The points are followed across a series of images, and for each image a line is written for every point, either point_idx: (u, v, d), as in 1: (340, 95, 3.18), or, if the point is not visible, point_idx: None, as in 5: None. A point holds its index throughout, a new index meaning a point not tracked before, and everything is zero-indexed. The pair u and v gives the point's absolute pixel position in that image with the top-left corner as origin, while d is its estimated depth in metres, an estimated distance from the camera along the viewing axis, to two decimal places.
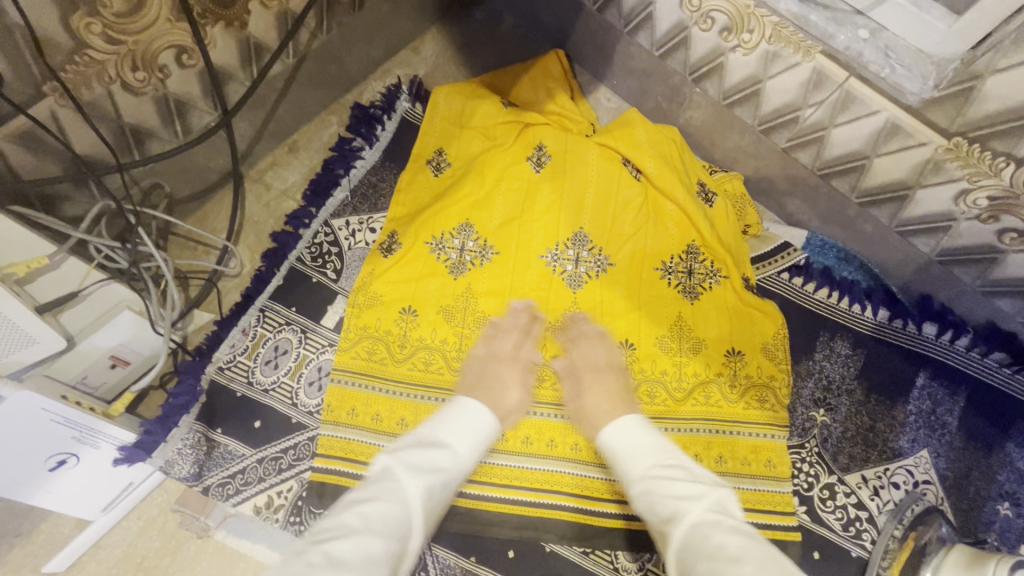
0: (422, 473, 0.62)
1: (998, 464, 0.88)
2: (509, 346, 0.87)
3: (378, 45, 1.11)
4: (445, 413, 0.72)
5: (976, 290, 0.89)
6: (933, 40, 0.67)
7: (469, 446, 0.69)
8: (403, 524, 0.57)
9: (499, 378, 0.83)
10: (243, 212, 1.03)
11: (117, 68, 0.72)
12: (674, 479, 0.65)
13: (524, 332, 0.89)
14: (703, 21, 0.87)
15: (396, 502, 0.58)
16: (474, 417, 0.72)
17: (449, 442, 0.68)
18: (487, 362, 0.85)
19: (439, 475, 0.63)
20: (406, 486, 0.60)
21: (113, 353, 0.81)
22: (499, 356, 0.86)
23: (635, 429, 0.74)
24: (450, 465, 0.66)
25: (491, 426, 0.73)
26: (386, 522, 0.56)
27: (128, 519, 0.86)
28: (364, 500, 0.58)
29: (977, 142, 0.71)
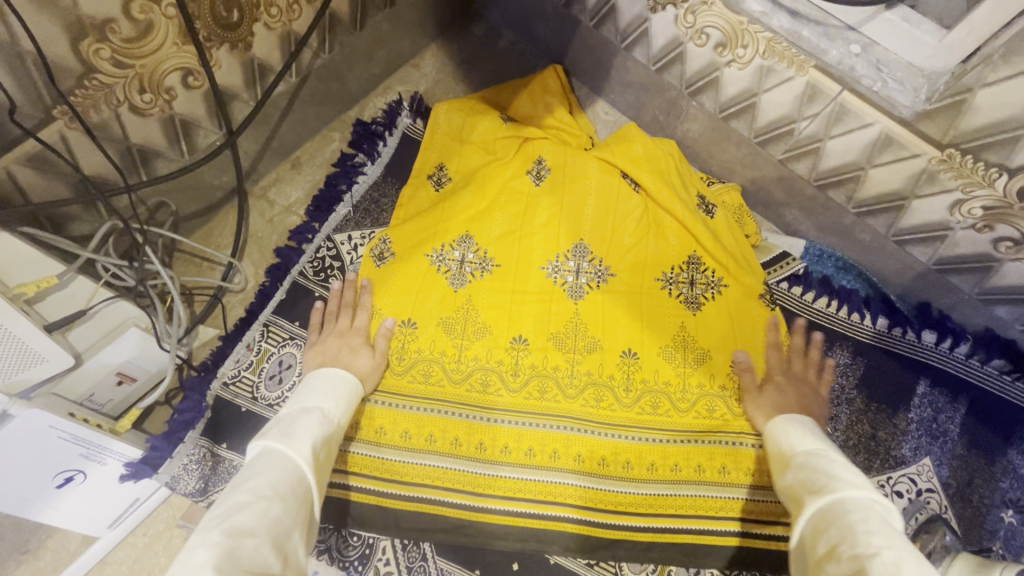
0: (307, 437, 0.63)
1: (1001, 471, 0.88)
2: (344, 321, 0.91)
3: (379, 63, 1.13)
4: (306, 386, 0.75)
5: (974, 298, 0.89)
6: (924, 53, 0.68)
7: (337, 404, 0.74)
8: (301, 483, 0.58)
9: (341, 353, 0.86)
10: (247, 228, 1.05)
11: (124, 91, 0.74)
12: (841, 466, 0.64)
13: (351, 306, 0.93)
14: (697, 37, 0.88)
15: (288, 466, 0.58)
16: (332, 382, 0.77)
17: (317, 408, 0.71)
18: (330, 341, 0.88)
19: (319, 431, 0.66)
20: (292, 451, 0.60)
21: (120, 370, 0.82)
22: (339, 333, 0.89)
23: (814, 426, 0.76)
24: (322, 422, 0.68)
25: (352, 384, 0.78)
26: (284, 485, 0.56)
27: (134, 535, 0.87)
28: (253, 474, 0.56)
29: (969, 154, 0.72)
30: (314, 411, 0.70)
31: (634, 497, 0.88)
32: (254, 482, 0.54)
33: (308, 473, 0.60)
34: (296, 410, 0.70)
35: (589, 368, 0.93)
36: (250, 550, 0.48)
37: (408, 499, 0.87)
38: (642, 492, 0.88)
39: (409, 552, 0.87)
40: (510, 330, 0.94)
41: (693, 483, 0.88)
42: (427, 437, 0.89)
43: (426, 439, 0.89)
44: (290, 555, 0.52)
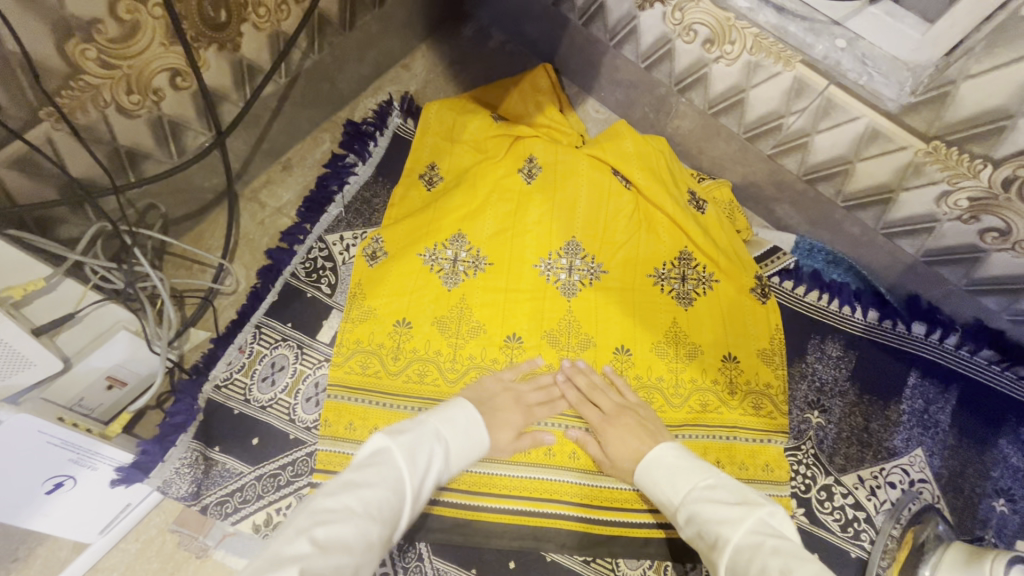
0: (421, 467, 0.60)
1: (991, 461, 0.89)
2: (517, 383, 0.87)
3: (369, 63, 1.13)
4: (446, 411, 0.70)
5: (962, 289, 0.90)
6: (908, 47, 0.70)
7: (460, 449, 0.67)
8: (401, 515, 0.55)
9: (504, 412, 0.82)
10: (238, 230, 1.04)
11: (112, 92, 0.73)
12: (721, 507, 0.61)
13: (522, 371, 0.89)
14: (686, 34, 0.89)
15: (402, 493, 0.56)
16: (471, 425, 0.70)
17: (443, 439, 0.65)
18: (503, 391, 0.84)
19: (435, 472, 0.62)
20: (405, 477, 0.57)
21: (109, 374, 0.81)
22: (514, 394, 0.85)
23: (673, 456, 0.72)
24: (441, 462, 0.63)
25: (485, 439, 0.70)
26: (390, 514, 0.53)
27: (126, 541, 0.86)
28: (361, 481, 0.54)
29: (955, 145, 0.73)
30: (439, 441, 0.65)
31: (631, 493, 0.88)
32: (365, 494, 0.53)
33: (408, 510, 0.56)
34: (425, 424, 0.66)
35: (584, 365, 0.93)
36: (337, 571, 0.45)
37: None
38: (638, 487, 0.88)
39: (405, 554, 0.86)
40: (505, 329, 0.94)
41: None
42: None
43: None
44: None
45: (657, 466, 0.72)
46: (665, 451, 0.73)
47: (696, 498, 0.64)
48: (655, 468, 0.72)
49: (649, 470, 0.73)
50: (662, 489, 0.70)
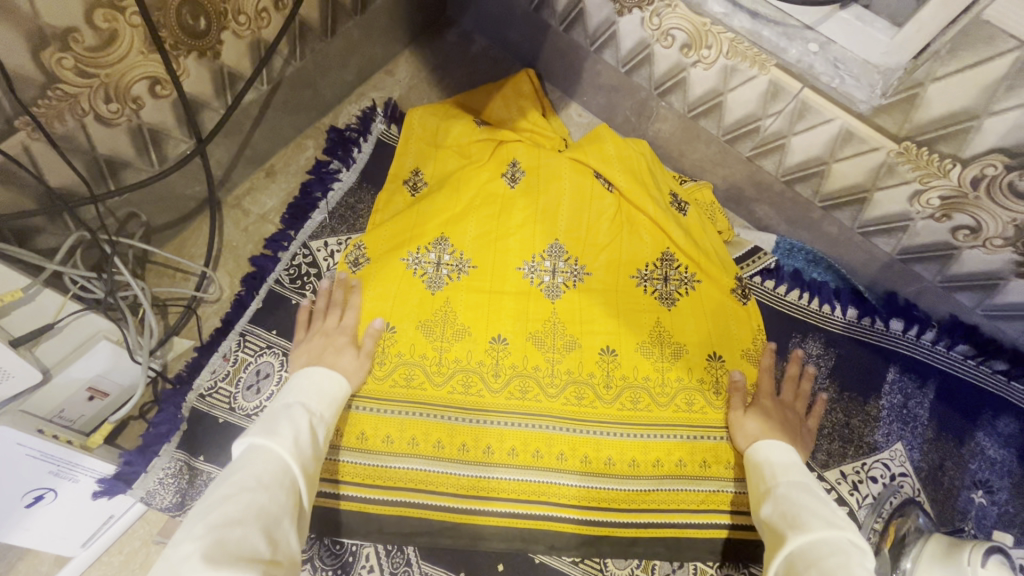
0: (287, 432, 0.67)
1: (969, 453, 0.90)
2: (331, 320, 0.91)
3: (352, 70, 1.13)
4: (294, 384, 0.78)
5: (937, 285, 0.92)
6: (878, 50, 0.70)
7: (322, 400, 0.77)
8: (284, 473, 0.62)
9: (330, 353, 0.86)
10: (221, 237, 1.04)
11: (90, 101, 0.73)
12: (820, 506, 0.68)
13: (339, 305, 0.93)
14: (664, 39, 0.90)
15: (273, 459, 0.63)
16: (322, 378, 0.80)
17: (297, 405, 0.73)
18: (313, 342, 0.88)
19: (303, 430, 0.69)
20: (274, 441, 0.65)
21: (91, 385, 0.80)
22: (323, 333, 0.89)
23: (793, 458, 0.80)
24: (307, 417, 0.72)
25: (344, 384, 0.82)
26: (268, 476, 0.60)
27: (109, 554, 0.84)
28: (237, 469, 0.60)
29: (925, 146, 0.74)
30: (297, 405, 0.73)
31: (617, 493, 0.88)
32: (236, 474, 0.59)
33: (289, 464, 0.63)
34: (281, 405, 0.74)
35: (569, 367, 0.94)
36: (240, 538, 0.52)
37: (392, 504, 0.86)
38: (625, 488, 0.88)
39: (393, 558, 0.87)
40: (490, 332, 0.95)
41: (675, 478, 0.89)
42: (410, 441, 0.89)
43: (409, 443, 0.89)
44: (280, 545, 0.55)
45: (773, 447, 0.82)
46: (785, 448, 0.82)
47: (800, 490, 0.73)
48: (772, 449, 0.81)
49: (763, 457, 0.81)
50: (772, 467, 0.79)
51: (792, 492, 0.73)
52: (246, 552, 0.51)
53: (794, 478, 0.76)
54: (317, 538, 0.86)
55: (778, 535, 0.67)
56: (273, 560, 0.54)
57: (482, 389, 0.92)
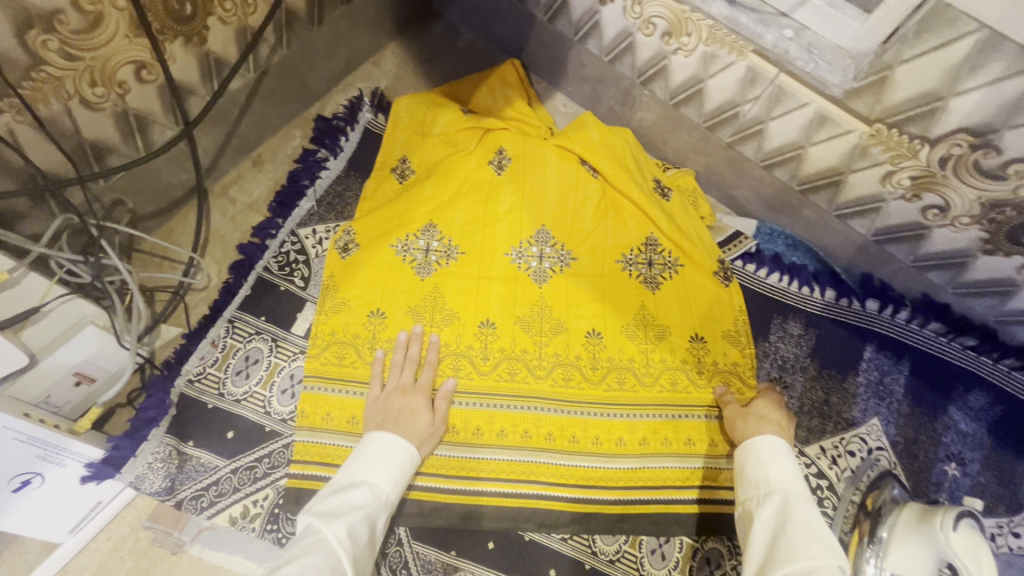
0: (340, 520, 0.65)
1: (942, 427, 0.94)
2: (407, 376, 0.88)
3: (339, 60, 1.14)
4: (361, 450, 0.76)
5: (909, 266, 0.96)
6: (849, 36, 0.73)
7: (389, 479, 0.73)
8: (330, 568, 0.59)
9: (406, 411, 0.83)
10: (208, 226, 1.04)
11: (75, 84, 0.73)
12: (814, 522, 0.65)
13: (416, 362, 0.89)
14: (645, 27, 0.93)
15: (323, 551, 0.61)
16: (395, 451, 0.76)
17: (360, 481, 0.72)
18: (386, 401, 0.84)
19: (360, 520, 0.66)
20: (328, 534, 0.63)
21: (77, 370, 0.80)
22: (396, 390, 0.86)
23: (791, 461, 0.76)
24: (368, 501, 0.69)
25: (413, 456, 0.77)
26: (313, 574, 0.57)
27: (97, 541, 0.84)
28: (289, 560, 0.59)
29: (895, 127, 0.77)
30: (362, 488, 0.71)
31: (605, 471, 0.90)
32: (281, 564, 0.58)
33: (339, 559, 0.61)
34: (347, 479, 0.72)
35: (557, 349, 0.95)
36: None
37: None
38: (613, 466, 0.90)
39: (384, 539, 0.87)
40: (478, 316, 0.96)
41: (661, 455, 0.91)
42: None
43: None
44: None
45: (772, 446, 0.78)
46: (778, 444, 0.78)
47: (799, 502, 0.69)
48: (768, 447, 0.77)
49: (756, 456, 0.78)
50: (768, 469, 0.75)
51: (787, 504, 0.70)
52: None
53: (793, 486, 0.72)
54: None
55: (768, 558, 0.65)
56: None
57: (472, 373, 0.93)
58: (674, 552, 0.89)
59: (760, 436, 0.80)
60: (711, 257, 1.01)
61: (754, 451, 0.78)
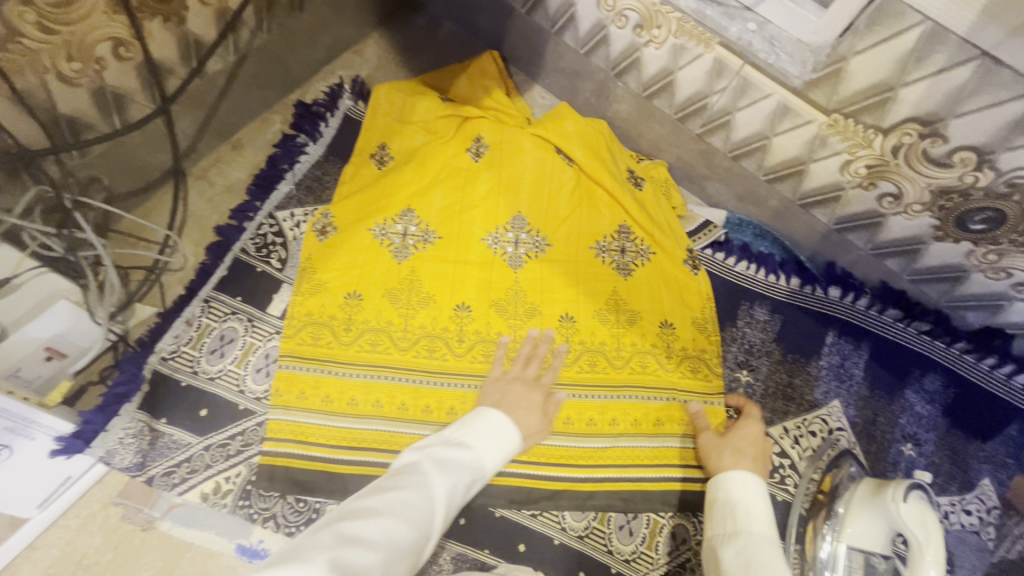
0: (447, 470, 0.61)
1: (899, 409, 0.98)
2: (530, 371, 0.87)
3: (320, 47, 1.15)
4: (474, 416, 0.70)
5: (868, 253, 1.00)
6: (809, 29, 0.75)
7: (495, 451, 0.67)
8: (423, 514, 0.55)
9: (526, 400, 0.81)
10: (185, 207, 1.04)
11: (52, 58, 0.73)
12: (776, 566, 0.65)
13: (540, 360, 0.90)
14: (618, 20, 0.96)
15: (423, 493, 0.57)
16: (502, 431, 0.69)
17: (470, 441, 0.66)
18: (507, 386, 0.83)
19: (462, 481, 0.61)
20: (433, 481, 0.58)
21: (49, 345, 0.80)
22: (520, 381, 0.85)
23: (760, 498, 0.76)
24: (472, 466, 0.64)
25: (513, 445, 0.69)
26: (408, 515, 0.54)
27: (66, 518, 0.84)
28: (391, 489, 0.56)
29: (851, 117, 0.81)
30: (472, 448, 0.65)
31: (575, 451, 0.92)
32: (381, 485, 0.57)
33: (436, 506, 0.57)
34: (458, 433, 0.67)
35: (531, 332, 0.97)
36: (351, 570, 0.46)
37: (355, 464, 0.88)
38: (584, 445, 0.92)
39: None
40: (454, 299, 0.98)
41: (631, 435, 0.93)
42: (375, 403, 0.91)
43: (374, 405, 0.91)
44: None
45: (741, 480, 0.78)
46: (752, 480, 0.78)
47: (764, 546, 0.69)
48: (737, 482, 0.77)
49: (727, 491, 0.78)
50: (736, 507, 0.75)
51: (750, 544, 0.70)
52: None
53: (761, 527, 0.72)
54: (280, 496, 0.86)
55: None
56: None
57: (447, 354, 0.95)
58: (641, 527, 0.91)
59: (732, 469, 0.80)
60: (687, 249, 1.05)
61: (725, 485, 0.78)
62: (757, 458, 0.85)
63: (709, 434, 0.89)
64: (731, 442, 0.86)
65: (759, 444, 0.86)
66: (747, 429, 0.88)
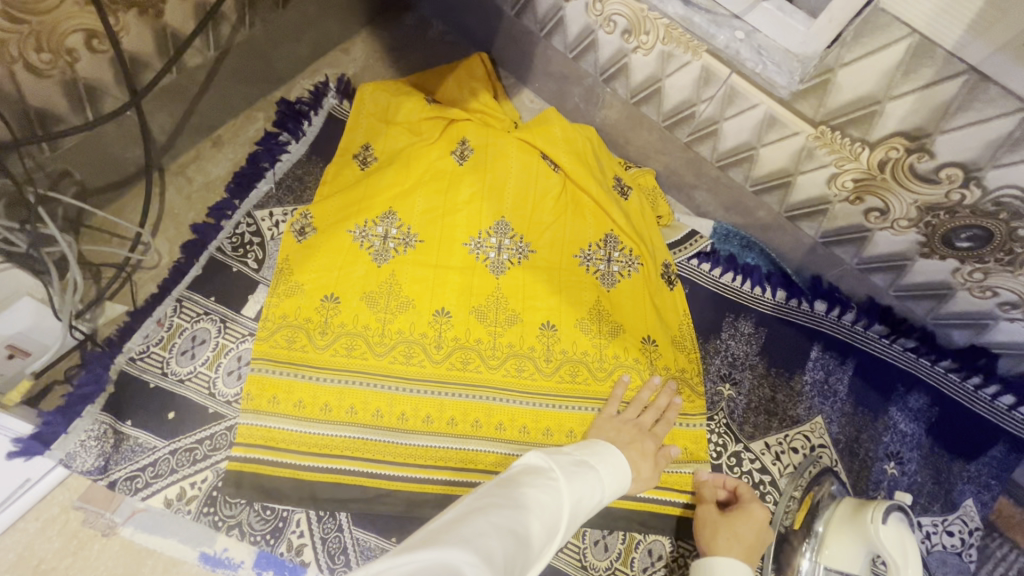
0: (573, 480, 0.64)
1: (883, 427, 0.96)
2: (647, 419, 0.89)
3: (306, 44, 1.13)
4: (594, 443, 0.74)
5: (854, 268, 0.99)
6: (796, 39, 0.73)
7: (612, 479, 0.70)
8: (550, 512, 0.57)
9: (638, 447, 0.83)
10: (162, 204, 1.02)
11: (19, 47, 0.71)
12: None
13: (658, 410, 0.90)
14: (606, 24, 0.94)
15: (549, 493, 0.59)
16: (617, 461, 0.72)
17: (591, 463, 0.69)
18: (620, 426, 0.86)
19: (584, 492, 0.64)
20: (563, 488, 0.61)
21: (10, 342, 0.79)
22: (633, 425, 0.87)
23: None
24: (594, 488, 0.66)
25: (626, 481, 0.72)
26: (543, 514, 0.56)
27: (25, 521, 0.82)
28: (524, 486, 0.59)
29: (838, 130, 0.80)
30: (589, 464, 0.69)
31: None
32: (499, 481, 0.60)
33: (562, 508, 0.59)
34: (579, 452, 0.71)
35: (511, 340, 0.96)
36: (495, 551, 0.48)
37: (325, 471, 0.86)
38: None
39: (324, 524, 0.86)
40: (434, 305, 0.96)
41: None
42: (348, 409, 0.89)
43: (347, 411, 0.89)
44: None
45: (730, 573, 0.71)
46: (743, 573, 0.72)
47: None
48: (727, 574, 0.71)
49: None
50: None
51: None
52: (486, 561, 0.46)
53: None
54: (247, 503, 0.84)
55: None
56: None
57: (425, 361, 0.93)
58: (617, 543, 0.89)
59: (722, 554, 0.74)
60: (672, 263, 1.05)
61: (710, 573, 0.72)
62: (755, 548, 0.78)
63: (710, 508, 0.84)
64: (730, 524, 0.79)
65: (760, 531, 0.79)
66: (751, 512, 0.81)
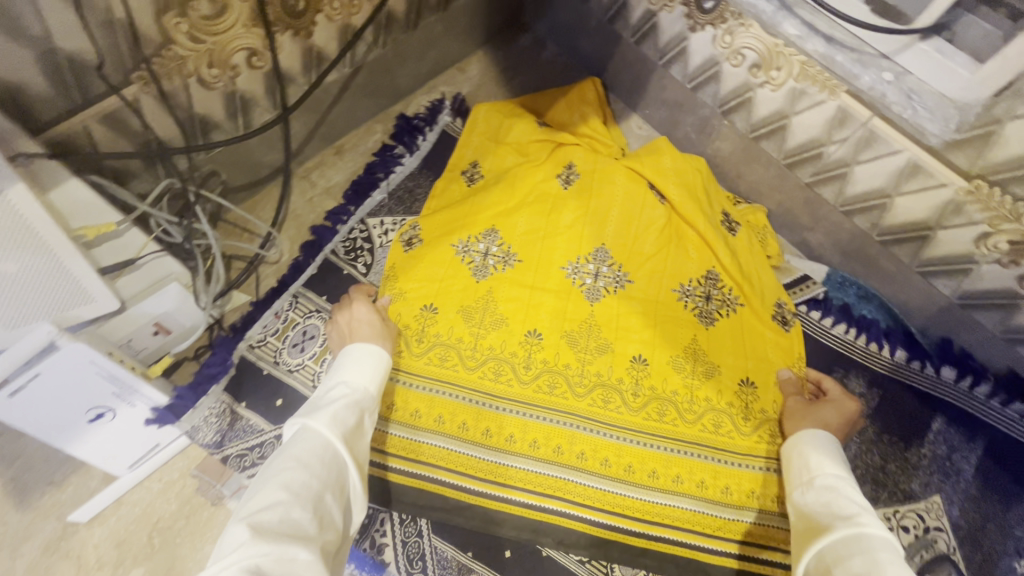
0: (313, 416, 0.64)
1: (1015, 519, 0.85)
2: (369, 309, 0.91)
3: (426, 62, 1.19)
4: (346, 360, 0.77)
5: (997, 336, 0.90)
6: (957, 85, 0.69)
7: (367, 377, 0.75)
8: (307, 458, 0.58)
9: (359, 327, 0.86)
10: (288, 205, 1.11)
11: (196, 64, 0.81)
12: (853, 501, 0.67)
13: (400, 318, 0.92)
14: (734, 57, 0.92)
15: (291, 454, 0.58)
16: (364, 354, 0.78)
17: (344, 383, 0.73)
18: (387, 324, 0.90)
19: (332, 407, 0.66)
20: (317, 427, 0.62)
21: (158, 321, 0.87)
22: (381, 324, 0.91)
23: (836, 451, 0.78)
24: (348, 396, 0.70)
25: (386, 356, 0.79)
26: (296, 476, 0.55)
27: (150, 480, 0.92)
28: (270, 469, 0.57)
29: (997, 185, 0.74)
30: (333, 391, 0.70)
31: (635, 501, 0.89)
32: (271, 467, 0.56)
33: (320, 443, 0.61)
34: (332, 383, 0.74)
35: (600, 369, 0.94)
36: (283, 543, 0.49)
37: (412, 476, 0.90)
38: (651, 499, 0.88)
39: (405, 527, 0.89)
40: (526, 325, 0.97)
41: (695, 497, 0.89)
42: (436, 419, 0.92)
43: (435, 420, 0.92)
44: (328, 518, 0.55)
45: (815, 437, 0.80)
46: (825, 438, 0.80)
47: (842, 485, 0.71)
48: (809, 435, 0.80)
49: (795, 446, 0.81)
50: (809, 458, 0.77)
51: (828, 487, 0.72)
52: (288, 549, 0.48)
53: (837, 469, 0.74)
54: None
55: (817, 526, 0.66)
56: (327, 535, 0.54)
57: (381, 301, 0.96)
58: None
59: (808, 430, 0.82)
60: (789, 303, 0.99)
61: (797, 441, 0.81)
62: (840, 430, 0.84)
63: (798, 403, 0.88)
64: (818, 411, 0.86)
65: (847, 420, 0.85)
66: (841, 405, 0.87)
